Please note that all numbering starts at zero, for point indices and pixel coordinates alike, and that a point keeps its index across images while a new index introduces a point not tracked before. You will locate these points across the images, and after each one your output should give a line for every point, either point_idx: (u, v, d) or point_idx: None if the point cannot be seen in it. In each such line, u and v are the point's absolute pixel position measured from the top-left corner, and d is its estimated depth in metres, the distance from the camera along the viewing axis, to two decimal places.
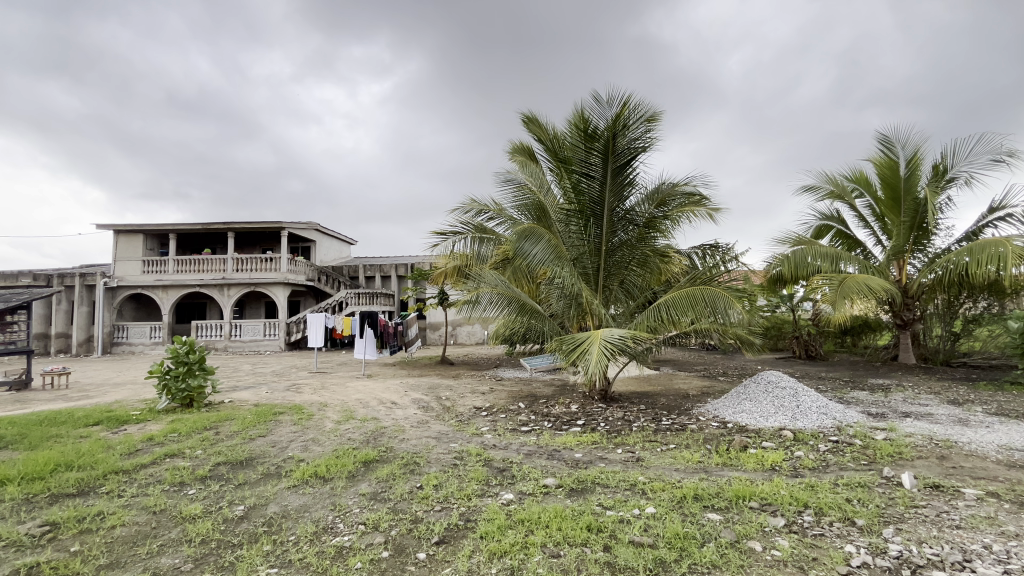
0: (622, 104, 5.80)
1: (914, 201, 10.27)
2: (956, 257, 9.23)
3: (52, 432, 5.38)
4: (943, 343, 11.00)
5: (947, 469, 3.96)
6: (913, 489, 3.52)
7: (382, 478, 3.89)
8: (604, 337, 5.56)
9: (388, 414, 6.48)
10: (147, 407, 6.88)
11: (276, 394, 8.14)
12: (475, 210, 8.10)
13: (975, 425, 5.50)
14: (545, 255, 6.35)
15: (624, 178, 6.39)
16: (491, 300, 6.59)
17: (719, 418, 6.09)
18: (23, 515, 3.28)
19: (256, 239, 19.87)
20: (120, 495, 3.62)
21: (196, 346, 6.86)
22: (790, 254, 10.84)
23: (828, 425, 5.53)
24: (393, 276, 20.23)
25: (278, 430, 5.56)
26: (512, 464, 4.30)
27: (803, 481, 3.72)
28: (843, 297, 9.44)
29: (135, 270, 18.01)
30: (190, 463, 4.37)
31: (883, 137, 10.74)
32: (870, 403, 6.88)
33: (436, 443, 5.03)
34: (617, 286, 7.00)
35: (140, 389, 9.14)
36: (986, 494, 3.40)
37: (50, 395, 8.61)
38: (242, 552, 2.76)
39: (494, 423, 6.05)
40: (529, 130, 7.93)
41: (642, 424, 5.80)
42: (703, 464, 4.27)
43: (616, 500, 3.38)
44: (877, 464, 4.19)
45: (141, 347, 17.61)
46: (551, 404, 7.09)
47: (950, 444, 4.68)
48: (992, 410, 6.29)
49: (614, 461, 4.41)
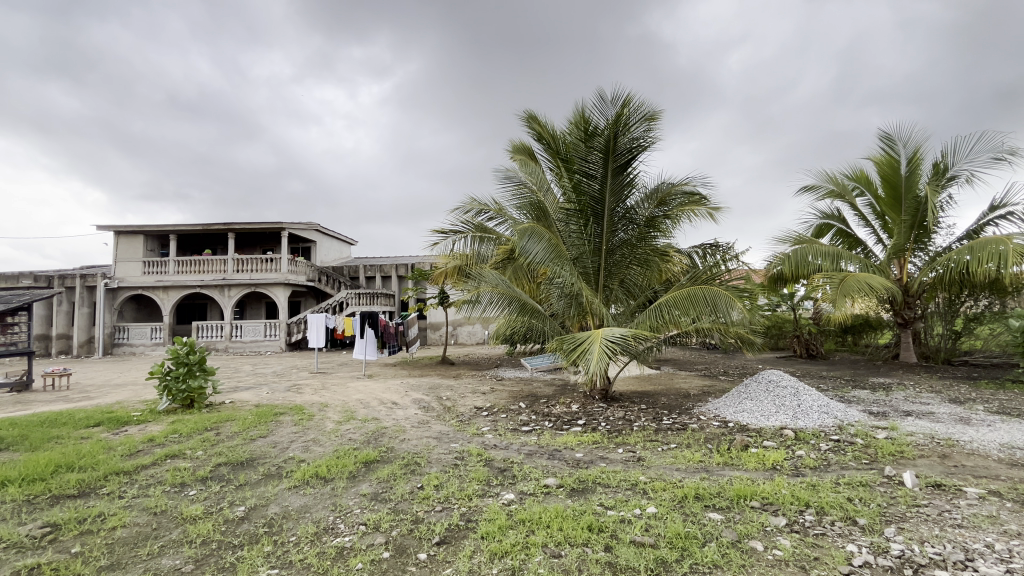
0: (622, 104, 5.81)
1: (915, 199, 10.26)
2: (957, 255, 9.22)
3: (54, 433, 5.39)
4: (944, 342, 10.98)
5: (949, 468, 3.95)
6: (914, 489, 3.50)
7: (382, 479, 3.89)
8: (605, 336, 5.55)
9: (388, 415, 6.48)
10: (148, 408, 6.88)
11: (276, 395, 8.14)
12: (475, 209, 8.11)
13: (976, 423, 5.49)
14: (545, 254, 6.35)
15: (624, 178, 6.39)
16: (491, 299, 6.61)
17: (720, 418, 6.08)
18: (23, 516, 3.28)
19: (256, 239, 19.88)
20: (121, 496, 3.63)
21: (197, 346, 6.86)
22: (790, 253, 10.83)
23: (829, 425, 5.52)
24: (394, 276, 20.23)
25: (278, 431, 5.56)
26: (512, 464, 4.30)
27: (804, 481, 3.71)
28: (843, 296, 9.41)
29: (136, 271, 18.04)
30: (191, 464, 4.37)
31: (885, 135, 10.73)
32: (871, 402, 6.85)
33: (436, 443, 5.03)
34: (618, 286, 6.99)
35: (141, 390, 9.15)
36: (988, 493, 3.38)
37: (51, 396, 8.64)
38: (243, 552, 2.76)
39: (494, 423, 6.04)
40: (529, 130, 7.93)
41: (643, 424, 5.78)
42: (704, 464, 4.26)
43: (617, 500, 3.38)
44: (879, 463, 4.17)
45: (141, 348, 17.62)
46: (551, 404, 7.07)
47: (952, 443, 4.67)
48: (993, 409, 6.27)
49: (614, 461, 4.40)
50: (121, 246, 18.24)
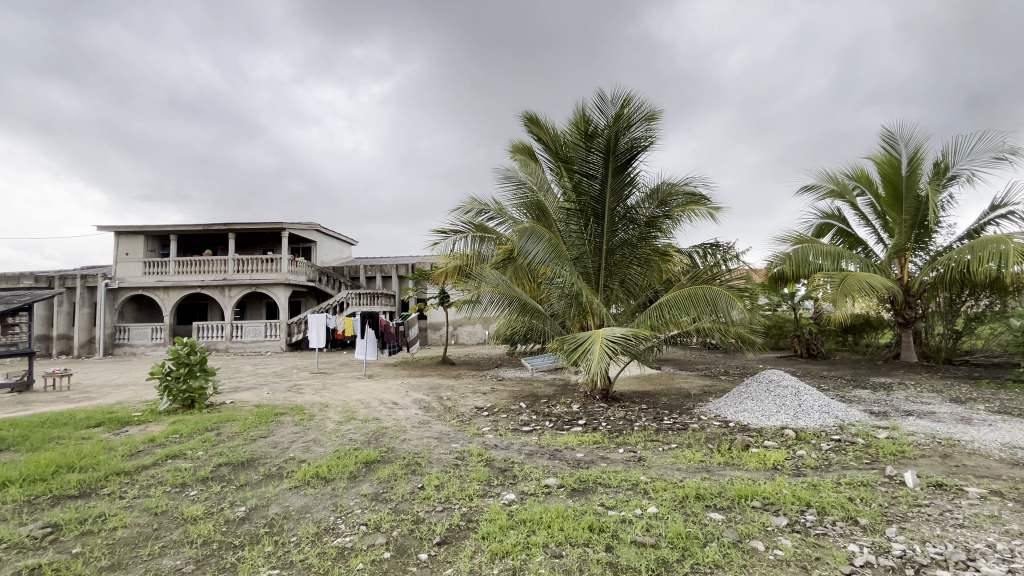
0: (622, 104, 5.81)
1: (915, 199, 10.26)
2: (957, 254, 9.20)
3: (54, 434, 5.39)
4: (945, 341, 10.96)
5: (950, 468, 3.95)
6: (915, 489, 3.50)
7: (383, 479, 3.88)
8: (605, 336, 5.55)
9: (389, 415, 6.48)
10: (148, 409, 6.88)
11: (277, 395, 8.15)
12: (475, 209, 8.11)
13: (978, 423, 5.48)
14: (545, 254, 6.35)
15: (624, 178, 6.38)
16: (492, 299, 6.61)
17: (720, 418, 6.07)
18: (24, 517, 3.28)
19: (256, 239, 19.88)
20: (121, 496, 3.63)
21: (197, 347, 6.86)
22: (791, 253, 10.81)
23: (830, 424, 5.51)
24: (394, 276, 20.24)
25: (279, 431, 5.56)
26: (513, 464, 4.30)
27: (805, 481, 3.70)
28: (844, 296, 9.40)
29: (137, 271, 18.04)
30: (192, 464, 4.37)
31: (886, 134, 10.73)
32: (872, 402, 6.84)
33: (437, 443, 5.03)
34: (618, 285, 6.98)
35: (141, 390, 9.14)
36: (990, 492, 3.38)
37: (51, 396, 8.64)
38: (244, 552, 2.76)
39: (495, 423, 6.04)
40: (529, 130, 7.94)
41: (644, 424, 5.78)
42: (704, 464, 4.26)
43: (618, 500, 3.38)
44: (880, 463, 4.17)
45: (142, 348, 17.63)
46: (552, 404, 7.07)
47: (953, 443, 4.66)
48: (995, 408, 6.26)
49: (615, 461, 4.40)
50: (121, 246, 18.25)
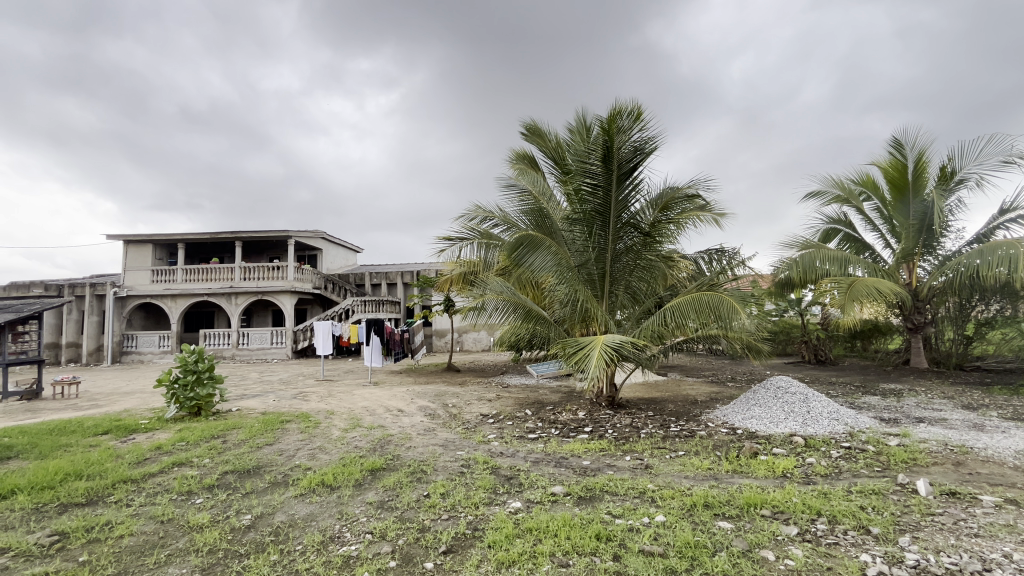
0: (620, 114, 5.75)
1: (922, 203, 10.21)
2: (967, 259, 9.11)
3: (62, 441, 5.41)
4: (955, 347, 10.81)
5: (964, 476, 3.87)
6: (929, 497, 3.43)
7: (389, 487, 3.87)
8: (606, 341, 5.55)
9: (394, 423, 6.45)
10: (155, 416, 6.90)
11: (283, 403, 8.17)
12: (480, 217, 8.02)
13: (992, 430, 5.37)
14: (546, 263, 6.50)
15: (628, 185, 6.31)
16: (497, 306, 6.57)
17: (729, 425, 5.99)
18: (33, 524, 3.30)
19: (263, 247, 20.03)
20: (128, 504, 3.64)
21: (205, 354, 6.88)
22: (798, 259, 10.79)
23: (839, 431, 5.46)
24: (400, 283, 20.31)
25: (285, 438, 5.57)
26: (519, 472, 4.26)
27: (815, 489, 3.65)
28: (853, 301, 9.27)
29: (145, 279, 18.21)
30: (198, 472, 4.39)
31: (893, 141, 10.65)
32: (882, 408, 6.78)
33: (442, 451, 4.99)
34: (623, 292, 6.99)
35: (148, 398, 9.15)
36: (1004, 501, 3.31)
37: (61, 404, 8.70)
38: (249, 561, 2.76)
39: (501, 431, 6.00)
40: (532, 140, 7.99)
41: (650, 432, 5.73)
42: (713, 472, 4.22)
43: (626, 509, 3.34)
44: (891, 471, 4.11)
45: (149, 356, 17.70)
46: (558, 411, 7.04)
47: (966, 450, 4.58)
48: (1008, 415, 6.14)
49: (623, 468, 4.37)
50: (129, 255, 18.39)
